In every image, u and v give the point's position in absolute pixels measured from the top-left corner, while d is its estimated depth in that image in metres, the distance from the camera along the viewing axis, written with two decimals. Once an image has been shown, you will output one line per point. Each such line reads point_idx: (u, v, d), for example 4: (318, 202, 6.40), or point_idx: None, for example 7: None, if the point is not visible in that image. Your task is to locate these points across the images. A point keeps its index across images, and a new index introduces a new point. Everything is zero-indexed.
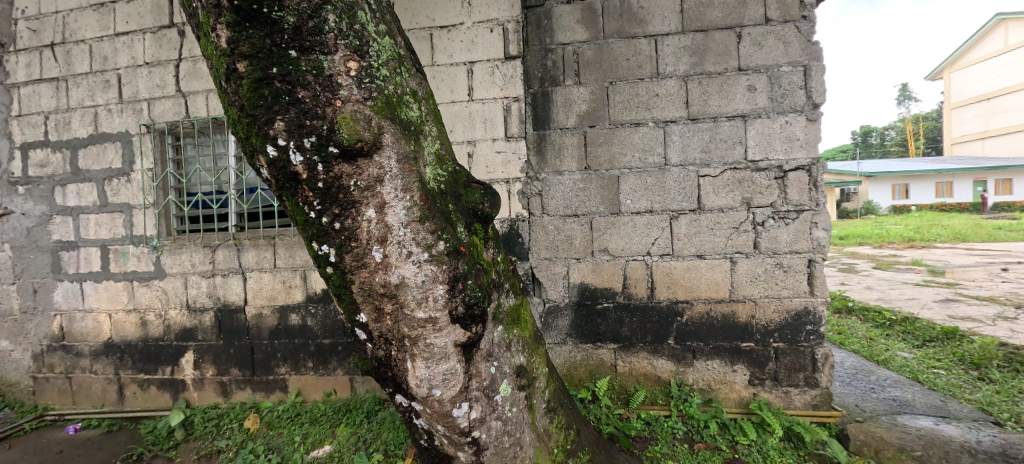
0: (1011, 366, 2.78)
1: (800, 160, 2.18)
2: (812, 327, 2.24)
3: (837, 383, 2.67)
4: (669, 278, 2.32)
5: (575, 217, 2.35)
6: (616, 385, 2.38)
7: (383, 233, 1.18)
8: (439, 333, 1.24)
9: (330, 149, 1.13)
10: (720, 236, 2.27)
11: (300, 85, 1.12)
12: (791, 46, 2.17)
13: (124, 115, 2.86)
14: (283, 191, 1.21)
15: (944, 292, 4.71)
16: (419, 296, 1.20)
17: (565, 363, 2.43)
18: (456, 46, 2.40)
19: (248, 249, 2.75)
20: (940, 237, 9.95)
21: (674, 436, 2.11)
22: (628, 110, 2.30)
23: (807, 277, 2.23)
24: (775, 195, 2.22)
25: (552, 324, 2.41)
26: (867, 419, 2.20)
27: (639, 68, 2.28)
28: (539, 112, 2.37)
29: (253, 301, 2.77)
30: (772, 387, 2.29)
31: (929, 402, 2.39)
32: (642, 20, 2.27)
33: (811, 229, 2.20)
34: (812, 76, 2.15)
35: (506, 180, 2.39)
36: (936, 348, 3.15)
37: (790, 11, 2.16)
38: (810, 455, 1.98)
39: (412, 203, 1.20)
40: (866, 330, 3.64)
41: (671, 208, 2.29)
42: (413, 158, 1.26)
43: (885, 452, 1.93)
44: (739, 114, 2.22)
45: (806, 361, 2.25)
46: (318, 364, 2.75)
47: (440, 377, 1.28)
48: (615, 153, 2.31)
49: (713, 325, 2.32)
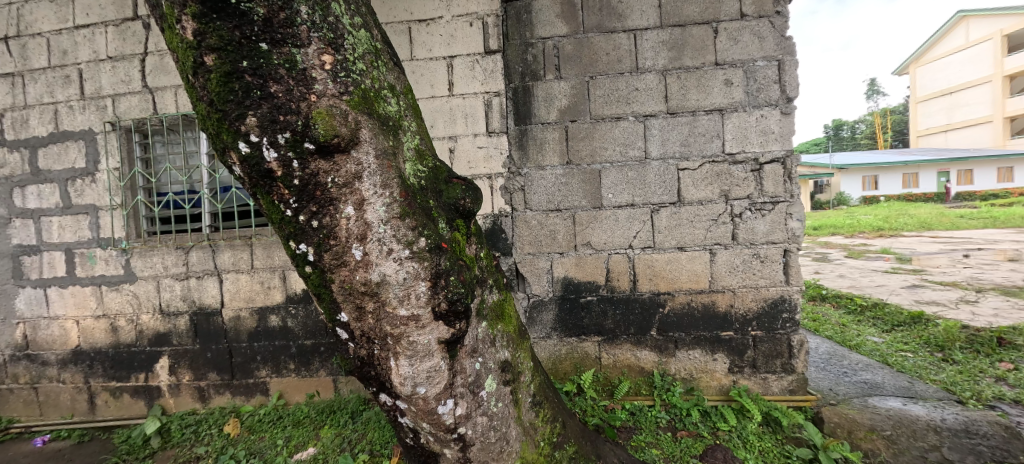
0: (973, 347, 2.93)
1: (775, 153, 2.24)
2: (788, 314, 2.31)
3: (813, 368, 2.77)
4: (650, 271, 2.35)
5: (557, 212, 2.35)
6: (601, 377, 2.40)
7: (363, 231, 1.18)
8: (422, 330, 1.25)
9: (306, 145, 1.12)
10: (700, 228, 2.31)
11: (272, 79, 1.09)
12: (765, 41, 2.22)
13: (87, 112, 2.73)
14: (258, 189, 1.18)
15: (911, 279, 4.93)
16: (401, 293, 1.20)
17: (550, 357, 2.43)
18: (435, 40, 2.37)
19: (223, 250, 2.67)
20: (907, 226, 10.38)
21: (658, 425, 2.16)
22: (609, 104, 2.31)
23: (783, 266, 2.29)
24: (751, 187, 2.27)
25: (537, 318, 2.41)
26: (841, 401, 2.29)
27: (619, 63, 2.29)
28: (521, 107, 2.36)
29: (231, 304, 2.69)
30: (751, 374, 2.35)
31: (898, 383, 2.50)
32: (622, 15, 2.28)
33: (787, 220, 2.26)
34: (785, 70, 2.20)
35: (488, 176, 2.37)
36: (904, 332, 3.30)
37: (764, 6, 2.21)
38: (787, 439, 2.05)
39: (391, 200, 1.20)
40: (838, 316, 3.78)
41: (652, 202, 2.31)
42: (392, 153, 1.25)
43: (857, 432, 2.02)
44: (716, 109, 2.26)
45: (783, 348, 2.32)
46: (300, 365, 2.70)
47: (425, 374, 1.29)
48: (597, 147, 2.32)
49: (694, 316, 2.36)
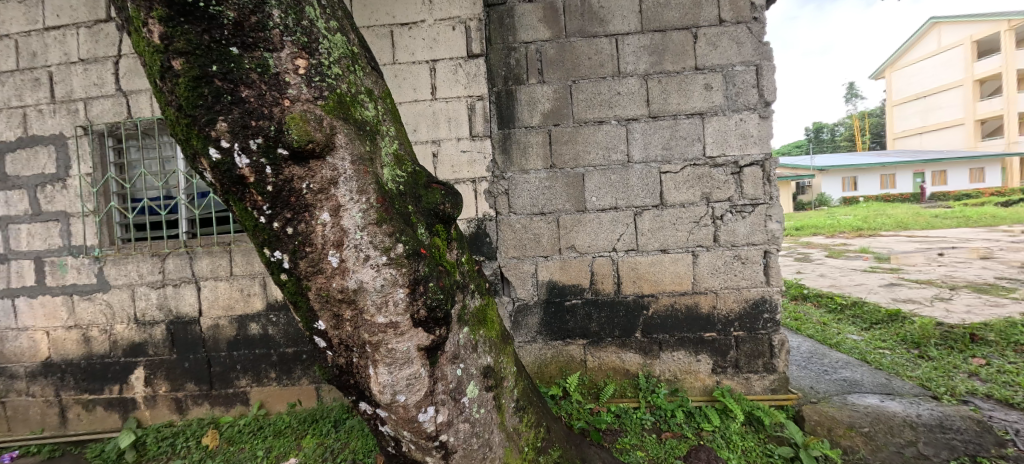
0: (947, 343, 3.01)
1: (754, 156, 2.28)
2: (769, 314, 2.34)
3: (794, 367, 2.81)
4: (634, 273, 2.36)
5: (542, 215, 2.35)
6: (586, 380, 2.39)
7: (339, 237, 1.16)
8: (400, 337, 1.24)
9: (280, 151, 1.10)
10: (682, 231, 2.33)
11: (243, 84, 1.07)
12: (743, 46, 2.26)
13: (58, 116, 2.65)
14: (230, 196, 1.16)
15: (888, 277, 5.05)
16: (379, 300, 1.19)
17: (535, 361, 2.42)
18: (418, 44, 2.35)
19: (201, 257, 2.61)
20: (885, 225, 10.67)
21: (643, 426, 2.16)
22: (592, 108, 2.32)
23: (763, 267, 2.33)
24: (731, 190, 2.30)
25: (522, 323, 2.40)
26: (821, 399, 2.33)
27: (601, 67, 2.31)
28: (504, 111, 2.35)
29: (209, 312, 2.63)
30: (733, 374, 2.37)
31: (876, 380, 2.55)
32: (603, 20, 2.30)
33: (766, 222, 2.30)
34: (763, 75, 2.25)
35: (472, 180, 2.36)
36: (882, 330, 3.38)
37: (742, 12, 2.25)
38: (769, 437, 2.08)
39: (368, 206, 1.18)
40: (819, 315, 3.85)
41: (635, 205, 2.33)
42: (369, 159, 1.24)
43: (837, 429, 2.06)
44: (697, 113, 2.29)
45: (764, 347, 2.35)
46: (281, 374, 2.64)
47: (404, 382, 1.28)
48: (580, 151, 2.33)
49: (677, 317, 2.37)
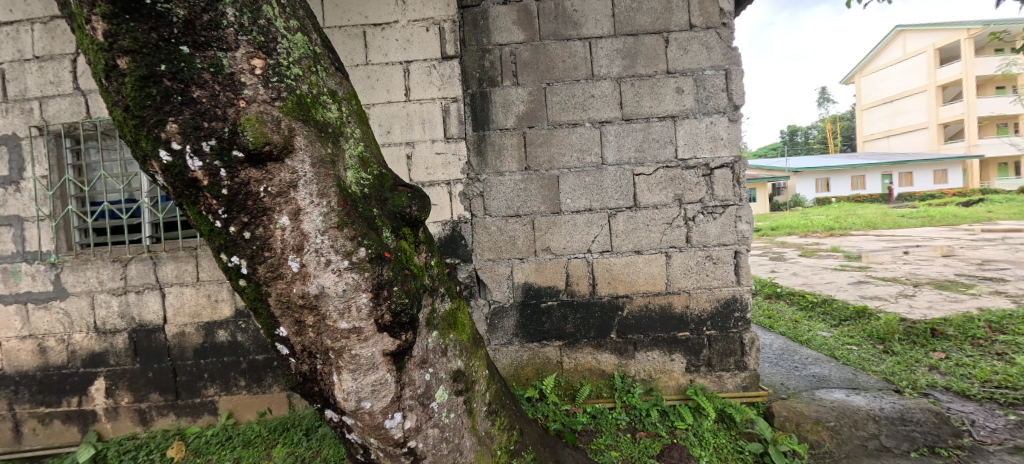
0: (910, 339, 3.12)
1: (724, 158, 2.33)
2: (740, 313, 2.39)
3: (766, 364, 2.88)
4: (609, 274, 2.38)
5: (517, 217, 2.35)
6: (562, 381, 2.40)
7: (299, 241, 1.14)
8: (364, 343, 1.21)
9: (235, 153, 1.07)
10: (655, 232, 2.36)
11: (194, 84, 1.03)
12: (713, 51, 2.30)
13: (11, 115, 2.52)
14: (183, 199, 1.12)
15: (856, 275, 5.23)
16: (341, 306, 1.16)
17: (511, 363, 2.41)
18: (391, 44, 2.33)
19: (166, 262, 2.52)
20: (856, 225, 11.06)
21: (618, 427, 2.18)
22: (566, 111, 2.33)
23: (734, 267, 2.38)
24: (703, 191, 2.35)
25: (498, 325, 2.40)
26: (790, 395, 2.39)
27: (575, 70, 2.32)
28: (478, 113, 2.35)
29: (175, 319, 2.54)
30: (706, 373, 2.41)
31: (843, 375, 2.63)
32: (577, 23, 2.32)
33: (736, 223, 2.35)
34: (732, 79, 2.30)
35: (447, 182, 2.35)
36: (850, 326, 3.49)
37: (711, 18, 2.30)
38: (740, 434, 2.12)
39: (329, 210, 1.16)
40: (792, 313, 3.96)
41: (609, 207, 2.35)
42: (331, 161, 1.21)
43: (804, 424, 2.12)
44: (669, 115, 2.32)
45: (736, 346, 2.40)
46: (251, 382, 2.57)
47: (369, 388, 1.26)
48: (554, 153, 2.34)
49: (652, 318, 2.40)
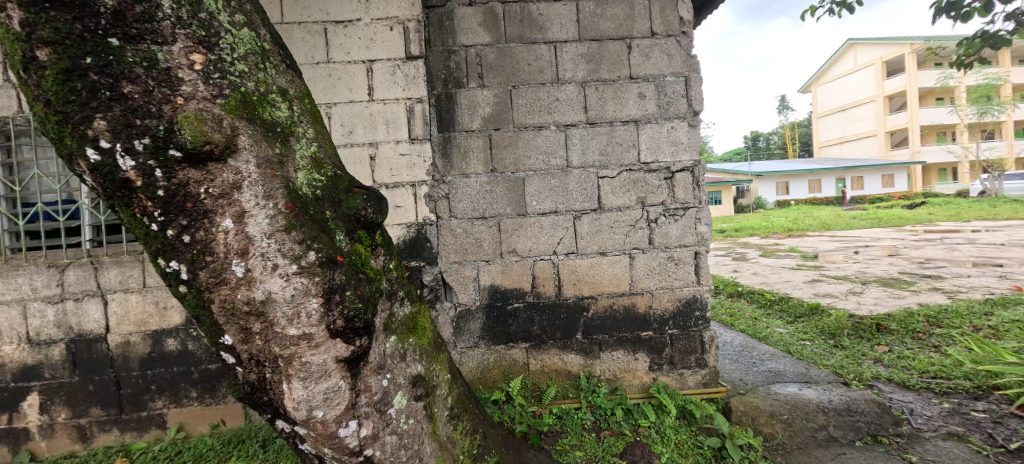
0: (857, 333, 3.31)
1: (685, 162, 2.40)
2: (700, 312, 2.47)
3: (726, 361, 2.99)
4: (574, 276, 2.41)
5: (483, 219, 2.34)
6: (528, 383, 2.41)
7: (244, 245, 1.09)
8: (315, 350, 1.17)
9: (171, 152, 1.01)
10: (619, 234, 2.41)
11: (125, 79, 0.98)
12: (674, 58, 2.38)
13: None
14: (115, 201, 1.06)
15: (811, 274, 5.52)
16: (290, 312, 1.12)
17: (477, 366, 2.40)
18: (353, 43, 2.28)
19: (108, 268, 2.37)
20: (813, 226, 11.67)
21: (583, 426, 2.20)
22: (531, 114, 2.35)
23: (694, 268, 2.45)
24: (664, 194, 2.41)
25: (464, 328, 2.38)
26: (748, 390, 2.49)
27: (540, 73, 2.34)
28: (444, 114, 2.33)
29: (118, 328, 2.38)
30: (669, 371, 2.47)
31: (797, 370, 2.76)
32: (542, 27, 2.34)
33: (696, 224, 2.43)
34: (691, 86, 2.38)
35: (411, 184, 2.31)
36: (804, 323, 3.67)
37: (672, 26, 2.37)
38: (700, 429, 2.19)
39: (276, 212, 1.12)
40: (751, 311, 4.13)
41: (574, 209, 2.38)
42: (278, 162, 1.17)
43: (760, 418, 2.20)
44: (632, 120, 2.38)
45: (696, 344, 2.47)
46: (204, 392, 2.45)
47: (321, 396, 1.21)
48: (520, 156, 2.35)
49: (616, 318, 2.44)
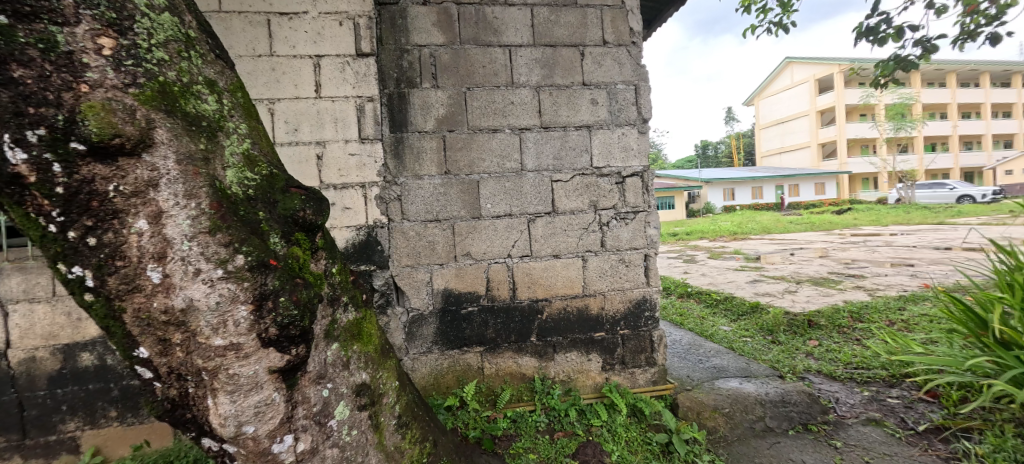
0: (792, 329, 3.58)
1: (635, 168, 2.49)
2: (650, 313, 2.56)
3: (675, 358, 3.12)
4: (528, 279, 2.42)
5: (436, 222, 2.31)
6: (483, 387, 2.39)
7: (161, 248, 1.00)
8: (244, 361, 1.08)
9: (73, 145, 0.91)
10: (572, 237, 2.46)
11: (15, 61, 0.86)
12: (624, 67, 2.47)
13: None
14: (5, 199, 0.94)
15: (753, 274, 5.91)
16: (214, 321, 1.03)
17: (431, 372, 2.35)
18: (299, 36, 2.17)
19: (9, 274, 2.10)
20: (756, 230, 12.54)
21: (537, 429, 2.21)
22: (486, 116, 2.34)
23: (644, 269, 2.54)
24: (615, 198, 2.49)
25: (417, 333, 2.33)
26: (694, 386, 2.61)
27: (495, 76, 2.35)
28: (396, 114, 2.27)
29: (20, 343, 2.11)
30: (620, 370, 2.54)
31: (738, 365, 2.93)
32: (497, 30, 2.35)
33: (645, 228, 2.53)
34: (640, 94, 2.47)
35: (361, 185, 2.24)
36: (745, 320, 3.92)
37: (623, 36, 2.46)
38: (649, 426, 2.26)
39: (199, 213, 1.03)
40: (699, 310, 4.35)
41: (528, 212, 2.40)
42: (202, 158, 1.09)
43: (704, 413, 2.31)
44: (584, 125, 2.44)
45: (646, 343, 2.56)
46: (125, 411, 2.22)
47: (252, 410, 1.12)
48: (474, 158, 2.34)
49: (569, 320, 2.48)
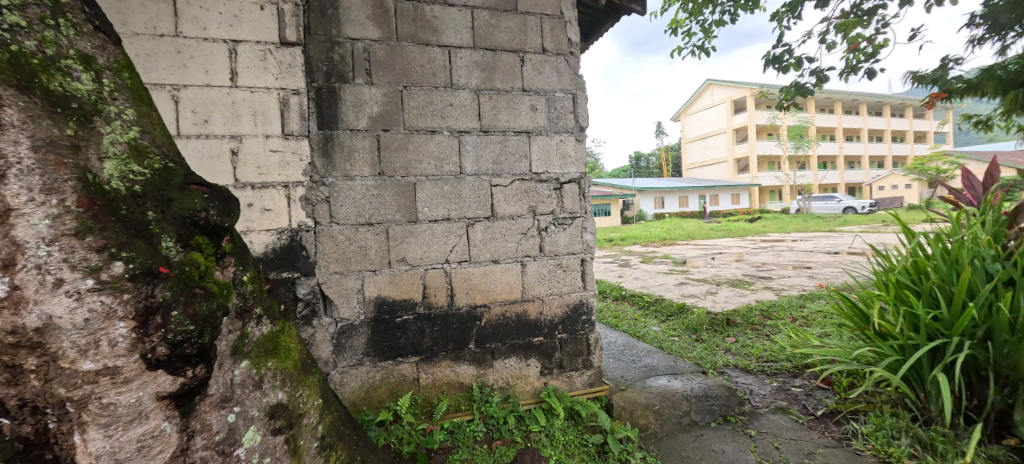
0: (713, 328, 3.89)
1: (572, 174, 2.56)
2: (586, 316, 2.63)
3: (610, 359, 3.25)
4: (467, 285, 2.37)
5: (369, 225, 2.18)
6: (419, 399, 2.29)
7: (8, 254, 0.81)
8: (122, 388, 0.91)
9: None
10: (511, 242, 2.46)
11: None
12: (562, 75, 2.54)
13: None
14: None
15: (679, 277, 6.39)
16: (81, 341, 0.85)
17: (362, 386, 2.21)
18: (211, 17, 1.95)
19: None
20: (682, 236, 13.62)
21: (475, 439, 2.17)
22: (423, 117, 2.27)
23: (581, 274, 2.61)
24: (553, 204, 2.53)
25: (346, 345, 2.17)
26: (627, 386, 2.72)
27: (434, 76, 2.29)
28: (326, 110, 2.12)
29: None
30: (559, 374, 2.58)
31: (667, 363, 3.12)
32: (436, 29, 2.29)
33: (582, 233, 2.60)
34: (577, 103, 2.56)
35: (284, 184, 2.06)
36: (673, 321, 4.20)
37: (561, 46, 2.53)
38: (585, 428, 2.31)
39: (61, 211, 0.86)
40: (632, 312, 4.59)
41: (467, 216, 2.36)
42: (71, 147, 0.91)
43: (636, 411, 2.42)
44: (524, 131, 2.46)
45: (583, 346, 2.62)
46: None
47: (132, 447, 0.94)
48: (411, 160, 2.25)
49: (508, 325, 2.47)
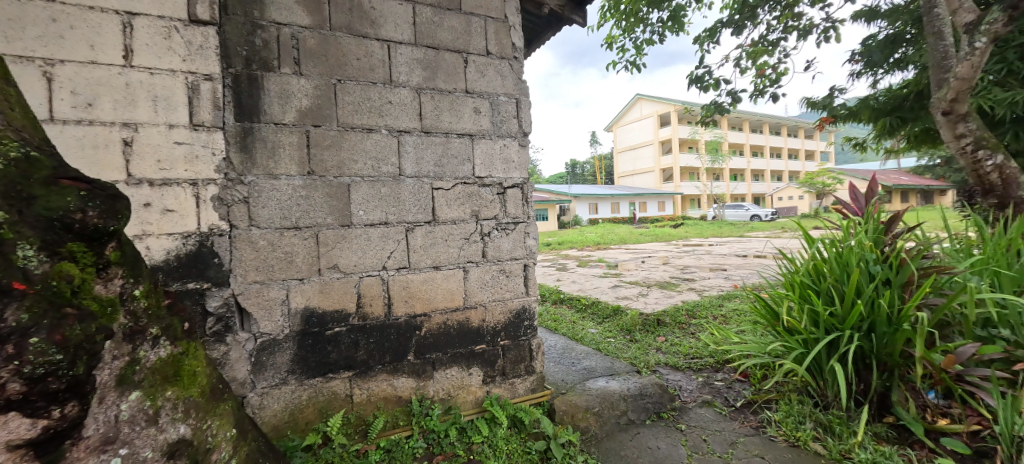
0: (645, 328, 4.15)
1: (515, 179, 2.57)
2: (528, 322, 2.65)
3: (551, 363, 3.31)
4: (406, 292, 2.26)
5: (295, 229, 1.98)
6: (352, 417, 2.13)
7: None
8: None
9: None
10: (453, 247, 2.39)
11: None
12: (506, 79, 2.54)
13: None
14: None
15: (614, 280, 6.73)
16: None
17: (285, 407, 2.00)
18: None
19: None
20: (615, 241, 14.44)
21: (414, 456, 2.06)
22: (359, 114, 2.13)
23: (523, 279, 2.62)
24: (497, 209, 2.52)
25: (267, 363, 1.96)
26: (568, 389, 2.78)
27: (372, 71, 2.16)
28: (245, 100, 1.89)
29: None
30: (501, 381, 2.55)
31: (605, 364, 3.25)
32: (375, 22, 2.17)
33: (525, 238, 2.62)
34: (521, 109, 2.57)
35: (191, 182, 1.80)
36: (609, 322, 4.41)
37: (505, 50, 2.53)
38: (528, 435, 2.32)
39: None
40: (571, 315, 4.73)
41: (407, 221, 2.25)
42: None
43: (576, 414, 2.47)
44: (466, 133, 2.41)
45: (525, 352, 2.63)
46: None
47: None
48: (344, 159, 2.09)
49: (450, 334, 2.40)
